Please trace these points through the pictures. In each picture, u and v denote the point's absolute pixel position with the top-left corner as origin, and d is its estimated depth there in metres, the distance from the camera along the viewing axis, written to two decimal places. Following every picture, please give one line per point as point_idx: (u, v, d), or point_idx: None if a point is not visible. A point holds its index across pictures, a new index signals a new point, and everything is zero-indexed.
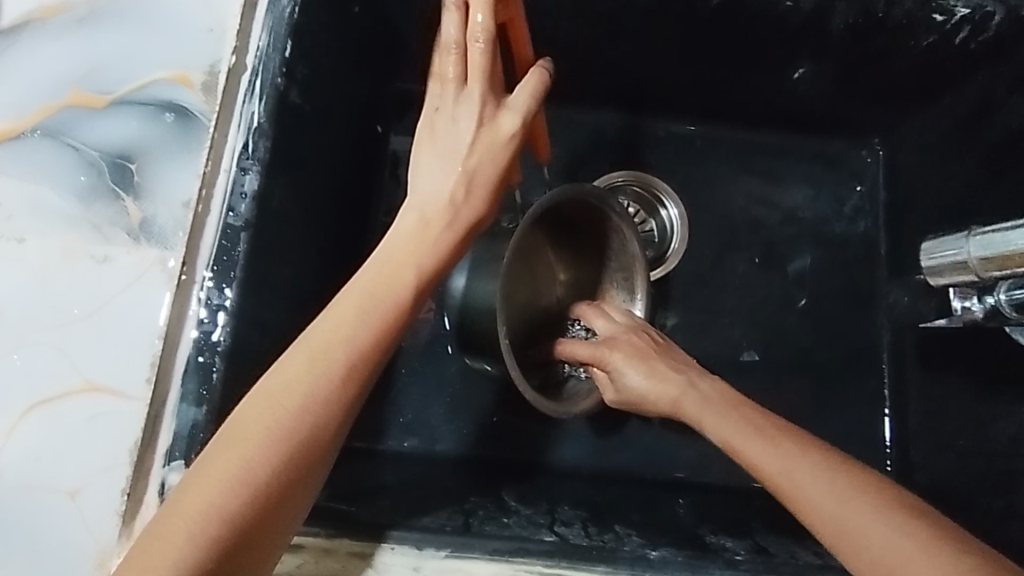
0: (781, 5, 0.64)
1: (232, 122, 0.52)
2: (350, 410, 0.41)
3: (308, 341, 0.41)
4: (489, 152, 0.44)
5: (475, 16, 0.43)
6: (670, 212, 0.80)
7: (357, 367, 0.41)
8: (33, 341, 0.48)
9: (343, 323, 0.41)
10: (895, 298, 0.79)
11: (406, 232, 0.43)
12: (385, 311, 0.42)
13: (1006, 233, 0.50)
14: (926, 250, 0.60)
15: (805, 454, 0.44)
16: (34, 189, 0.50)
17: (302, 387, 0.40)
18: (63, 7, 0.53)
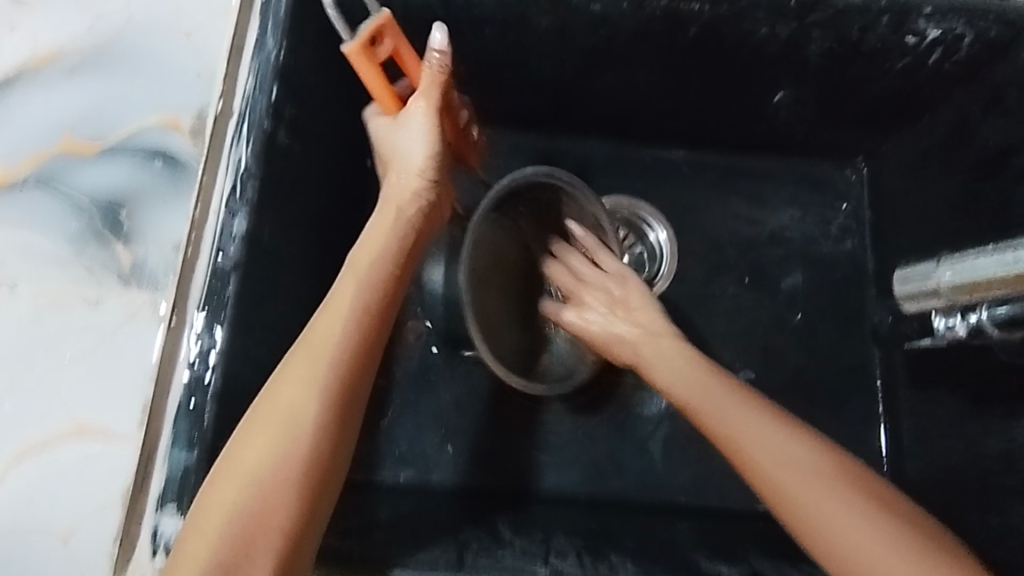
0: (757, 33, 0.66)
1: (221, 165, 0.53)
2: (345, 418, 0.45)
3: (285, 371, 0.45)
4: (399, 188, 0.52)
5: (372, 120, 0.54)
6: (659, 237, 0.81)
7: (328, 394, 0.44)
8: (23, 389, 0.48)
9: (315, 348, 0.44)
10: (879, 320, 0.80)
11: (353, 279, 0.48)
12: (342, 348, 0.45)
13: (975, 259, 0.56)
14: (900, 281, 0.69)
15: (793, 440, 0.48)
16: (27, 236, 0.51)
17: (288, 414, 0.43)
18: (54, 57, 0.55)
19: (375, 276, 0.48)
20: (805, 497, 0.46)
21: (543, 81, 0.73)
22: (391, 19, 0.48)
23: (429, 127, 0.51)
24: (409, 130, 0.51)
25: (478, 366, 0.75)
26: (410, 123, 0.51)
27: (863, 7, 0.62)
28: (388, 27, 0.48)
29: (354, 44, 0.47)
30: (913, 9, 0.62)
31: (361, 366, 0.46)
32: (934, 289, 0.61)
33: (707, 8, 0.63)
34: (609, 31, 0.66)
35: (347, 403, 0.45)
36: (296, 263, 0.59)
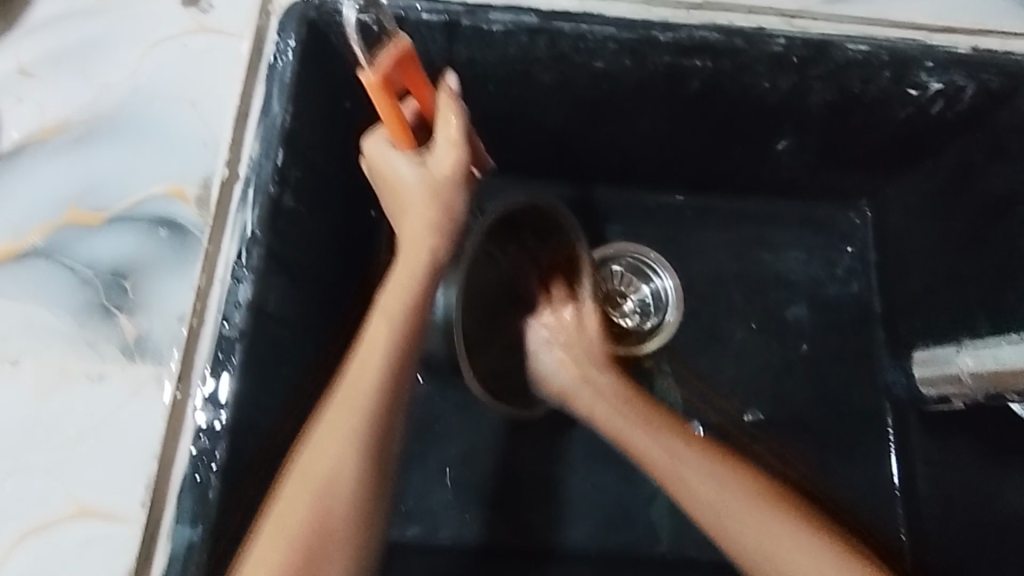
0: (759, 87, 0.64)
1: (227, 232, 0.53)
2: (380, 462, 0.49)
3: (322, 425, 0.49)
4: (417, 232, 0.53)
5: (376, 151, 0.54)
6: (664, 282, 0.80)
7: (362, 439, 0.48)
8: (24, 468, 0.47)
9: (352, 395, 0.49)
10: (896, 378, 0.78)
11: (379, 331, 0.51)
12: (369, 398, 0.49)
13: (988, 353, 0.64)
14: (920, 361, 0.74)
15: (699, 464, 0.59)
16: (31, 309, 0.51)
17: (328, 464, 0.47)
18: (61, 127, 0.56)
19: (404, 323, 0.52)
20: (730, 516, 0.56)
21: (550, 133, 0.72)
22: (408, 47, 0.48)
23: (457, 160, 0.52)
24: (435, 165, 0.51)
25: (486, 417, 0.73)
26: (436, 158, 0.52)
27: (864, 62, 0.61)
28: (406, 53, 0.49)
29: (374, 74, 0.47)
30: (914, 62, 0.61)
31: (391, 409, 0.50)
32: (956, 376, 0.67)
33: (710, 63, 0.62)
34: (612, 85, 0.65)
35: (379, 448, 0.49)
36: (300, 324, 0.58)
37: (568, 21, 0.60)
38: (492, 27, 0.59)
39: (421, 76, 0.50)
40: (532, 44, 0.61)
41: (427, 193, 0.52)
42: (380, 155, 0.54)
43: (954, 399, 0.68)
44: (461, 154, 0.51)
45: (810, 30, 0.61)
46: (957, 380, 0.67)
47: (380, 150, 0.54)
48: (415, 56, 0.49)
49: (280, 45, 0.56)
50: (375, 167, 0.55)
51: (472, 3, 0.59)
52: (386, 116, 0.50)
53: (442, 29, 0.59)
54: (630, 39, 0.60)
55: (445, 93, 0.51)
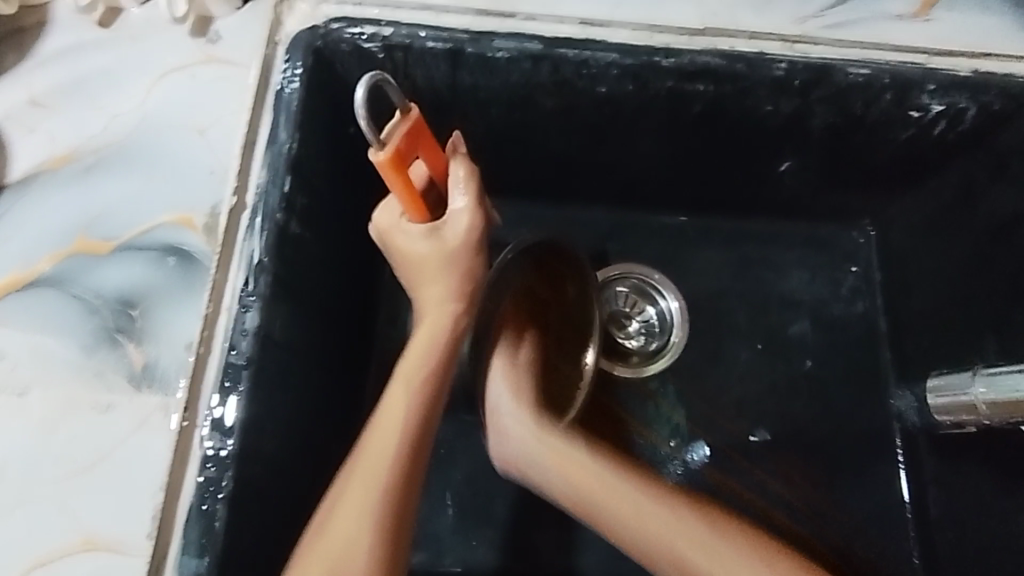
0: (761, 109, 0.65)
1: (233, 260, 0.53)
2: (399, 532, 0.48)
3: (344, 490, 0.48)
4: (438, 312, 0.55)
5: (383, 225, 0.55)
6: (670, 304, 0.79)
7: (385, 503, 0.47)
8: (31, 499, 0.47)
9: (369, 461, 0.48)
10: (904, 405, 0.76)
11: (398, 394, 0.52)
12: (386, 461, 0.49)
13: (999, 377, 0.61)
14: (932, 387, 0.72)
15: (659, 506, 0.53)
16: (39, 340, 0.51)
17: (347, 536, 0.46)
18: (70, 158, 0.56)
19: (426, 383, 0.52)
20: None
21: (553, 157, 0.72)
22: (416, 118, 0.50)
23: (471, 226, 0.54)
24: (452, 237, 0.54)
25: None
26: (451, 227, 0.54)
27: (865, 85, 0.62)
28: (417, 125, 0.50)
29: (386, 153, 0.48)
30: (917, 84, 0.62)
31: (411, 470, 0.49)
32: (970, 404, 0.64)
33: (712, 87, 0.62)
34: (615, 109, 0.65)
35: (398, 517, 0.48)
36: (306, 351, 0.58)
37: (572, 47, 0.60)
38: (496, 53, 0.60)
39: (433, 144, 0.52)
40: (536, 70, 0.61)
41: (444, 263, 0.54)
42: (391, 231, 0.55)
43: (967, 423, 0.66)
44: (476, 218, 0.54)
45: (811, 54, 0.62)
46: (972, 408, 0.64)
47: (388, 224, 0.55)
48: (425, 125, 0.50)
49: (287, 73, 0.57)
50: (384, 236, 0.55)
51: (475, 30, 0.60)
52: (400, 191, 0.51)
53: (446, 56, 0.60)
54: (633, 64, 0.61)
55: (460, 160, 0.53)
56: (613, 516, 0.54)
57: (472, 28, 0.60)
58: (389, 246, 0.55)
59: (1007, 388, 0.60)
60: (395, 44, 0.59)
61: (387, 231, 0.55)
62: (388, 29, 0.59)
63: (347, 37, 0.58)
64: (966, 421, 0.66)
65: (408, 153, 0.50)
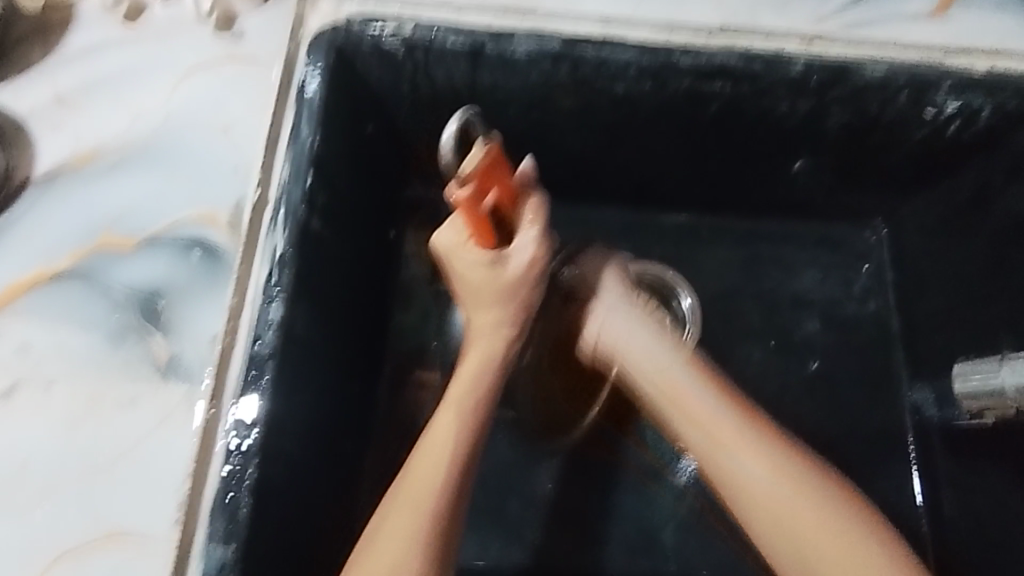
0: (777, 109, 0.65)
1: (258, 253, 0.54)
2: (444, 550, 0.48)
3: (388, 518, 0.49)
4: (490, 339, 0.56)
5: (446, 241, 0.57)
6: (685, 302, 0.77)
7: (432, 535, 0.48)
8: (59, 489, 0.48)
9: (416, 492, 0.49)
10: (921, 401, 0.75)
11: (443, 427, 0.53)
12: (434, 490, 0.49)
13: None
14: (959, 372, 0.69)
15: (795, 485, 0.52)
16: (66, 332, 0.52)
17: (393, 558, 0.47)
18: (96, 154, 0.57)
19: (472, 412, 0.53)
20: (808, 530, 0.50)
21: (569, 157, 0.72)
22: (499, 151, 0.52)
23: (534, 260, 0.55)
24: (514, 269, 0.55)
25: (506, 437, 0.73)
26: (514, 258, 0.55)
27: (882, 85, 0.63)
28: (495, 159, 0.52)
29: (465, 191, 0.52)
30: (932, 84, 0.62)
31: (456, 502, 0.50)
32: (998, 391, 0.63)
33: (729, 87, 0.63)
34: (632, 109, 0.66)
35: (444, 533, 0.48)
36: (326, 345, 0.58)
37: (591, 46, 0.61)
38: (515, 52, 0.61)
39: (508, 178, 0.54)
40: (554, 70, 0.62)
41: (503, 291, 0.55)
42: (452, 248, 0.57)
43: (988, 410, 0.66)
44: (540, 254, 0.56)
45: (829, 53, 0.63)
46: (1001, 395, 0.63)
47: (450, 242, 0.57)
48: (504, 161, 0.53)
49: (308, 71, 0.58)
50: (445, 254, 0.58)
51: (496, 30, 0.61)
52: (469, 218, 0.54)
53: (466, 55, 0.61)
54: (650, 63, 0.61)
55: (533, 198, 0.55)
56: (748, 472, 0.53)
57: (493, 27, 0.61)
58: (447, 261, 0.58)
59: None
60: (416, 42, 0.60)
61: (449, 251, 0.57)
62: (409, 27, 0.59)
63: (369, 35, 0.59)
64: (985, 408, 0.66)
65: (484, 187, 0.53)
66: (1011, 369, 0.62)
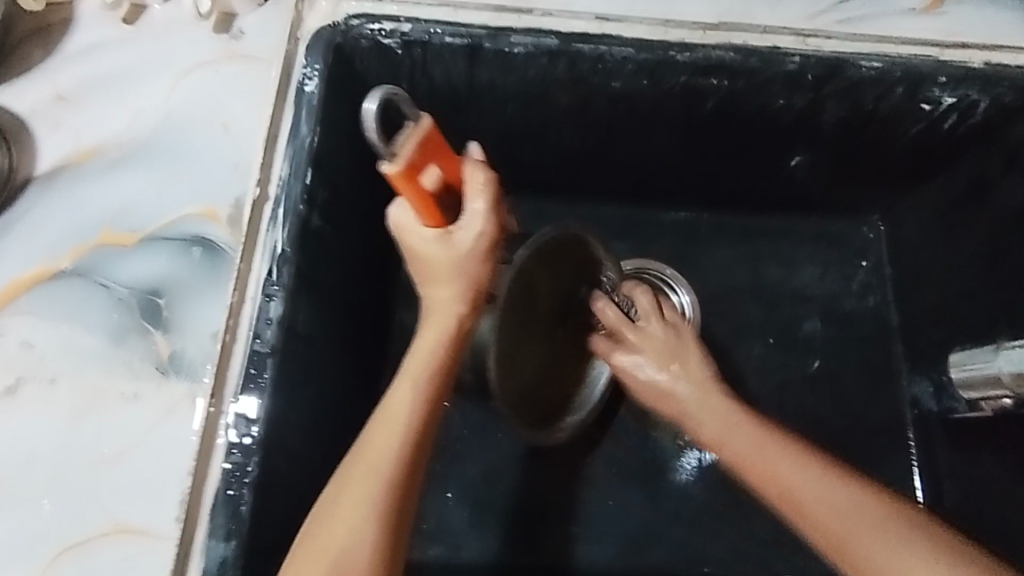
0: (774, 104, 0.65)
1: (257, 251, 0.54)
2: (399, 528, 0.47)
3: (343, 493, 0.47)
4: (444, 316, 0.52)
5: (397, 217, 0.53)
6: (681, 299, 0.76)
7: (388, 512, 0.46)
8: (61, 485, 0.48)
9: (370, 467, 0.47)
10: (921, 392, 0.76)
11: (399, 395, 0.50)
12: (390, 467, 0.47)
13: None
14: (955, 362, 0.70)
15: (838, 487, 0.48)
16: (69, 329, 0.52)
17: (348, 533, 0.45)
18: (96, 152, 0.57)
19: (430, 380, 0.50)
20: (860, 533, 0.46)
21: (567, 154, 0.73)
22: (428, 127, 0.49)
23: (484, 233, 0.51)
24: (465, 243, 0.51)
25: (507, 435, 0.73)
26: (466, 232, 0.51)
27: (878, 78, 0.63)
28: (428, 135, 0.49)
29: (396, 165, 0.47)
30: (927, 77, 0.62)
31: (410, 481, 0.48)
32: (995, 377, 0.63)
33: (726, 82, 0.63)
34: (630, 105, 0.66)
35: (397, 518, 0.47)
36: (327, 344, 0.58)
37: (587, 42, 0.61)
38: (513, 49, 0.61)
39: (446, 151, 0.50)
40: (552, 66, 0.62)
41: (456, 266, 0.51)
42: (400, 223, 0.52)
43: (983, 402, 0.66)
44: (488, 226, 0.51)
45: (824, 48, 0.63)
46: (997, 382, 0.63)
47: (397, 217, 0.52)
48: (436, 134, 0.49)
49: (307, 70, 0.58)
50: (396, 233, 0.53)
51: (493, 26, 0.61)
52: (412, 200, 0.50)
53: (464, 52, 0.61)
54: (648, 58, 0.62)
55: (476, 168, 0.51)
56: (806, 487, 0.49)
57: (490, 24, 0.61)
58: (400, 241, 0.53)
59: None
60: (414, 40, 0.60)
61: (401, 233, 0.53)
62: (407, 24, 0.60)
63: (367, 33, 0.59)
64: (977, 399, 0.67)
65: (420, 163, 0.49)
66: (1005, 356, 0.62)
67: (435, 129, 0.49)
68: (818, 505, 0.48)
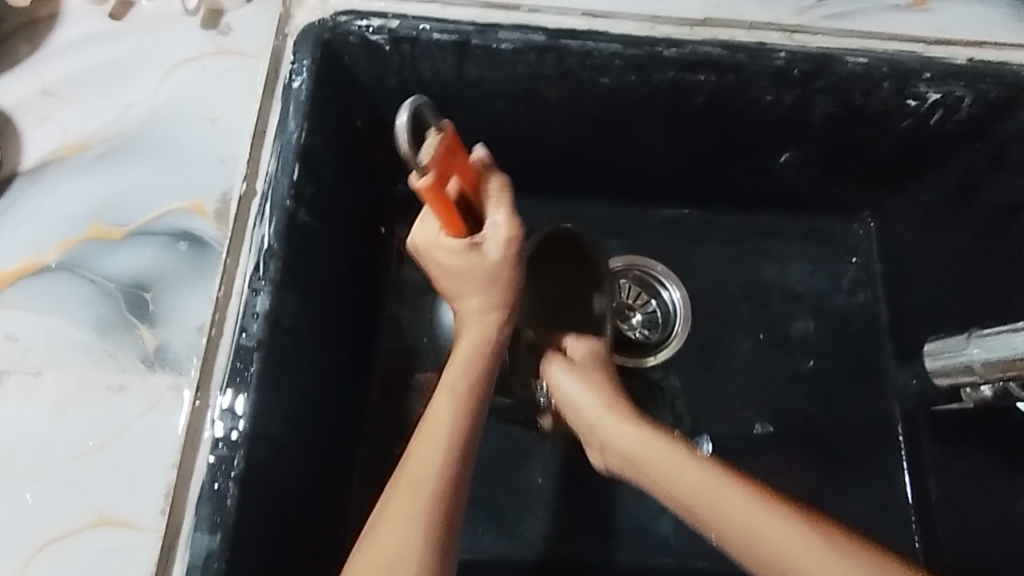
0: (761, 100, 0.66)
1: (244, 245, 0.54)
2: (451, 528, 0.47)
3: (391, 499, 0.48)
4: (478, 323, 0.55)
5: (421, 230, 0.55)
6: (672, 294, 0.80)
7: (436, 511, 0.47)
8: (45, 478, 0.48)
9: (418, 470, 0.48)
10: (909, 387, 0.76)
11: (441, 406, 0.52)
12: (436, 468, 0.48)
13: (1000, 338, 0.57)
14: (931, 352, 0.68)
15: (719, 481, 0.52)
16: (55, 322, 0.52)
17: (396, 542, 0.45)
18: (83, 146, 0.58)
19: (471, 389, 0.53)
20: (728, 527, 0.50)
21: (557, 150, 0.73)
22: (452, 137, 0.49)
23: (509, 237, 0.53)
24: (489, 250, 0.53)
25: (497, 432, 0.73)
26: (489, 239, 0.53)
27: (865, 74, 0.63)
28: (452, 144, 0.49)
29: (426, 180, 0.48)
30: (914, 73, 0.62)
31: (457, 481, 0.49)
32: (968, 366, 0.61)
33: (714, 77, 0.63)
34: (619, 101, 0.66)
35: (447, 518, 0.47)
36: (315, 338, 0.59)
37: (575, 38, 0.61)
38: (501, 45, 0.61)
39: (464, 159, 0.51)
40: (540, 62, 0.62)
41: (484, 275, 0.54)
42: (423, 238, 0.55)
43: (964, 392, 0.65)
44: (511, 230, 0.53)
45: (811, 44, 0.63)
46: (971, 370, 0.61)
47: (421, 235, 0.55)
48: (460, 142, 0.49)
49: (295, 66, 0.58)
50: (419, 253, 0.56)
51: (481, 22, 0.61)
52: (438, 210, 0.51)
53: (452, 48, 0.61)
54: (636, 54, 0.62)
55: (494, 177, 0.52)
56: (670, 481, 0.53)
57: (477, 20, 0.61)
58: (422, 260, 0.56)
59: (1001, 348, 0.57)
60: (401, 36, 0.60)
61: (423, 245, 0.55)
62: (395, 21, 0.60)
63: (355, 29, 0.59)
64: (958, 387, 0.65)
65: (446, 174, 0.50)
66: (976, 343, 0.60)
67: (456, 136, 0.50)
68: (690, 499, 0.52)
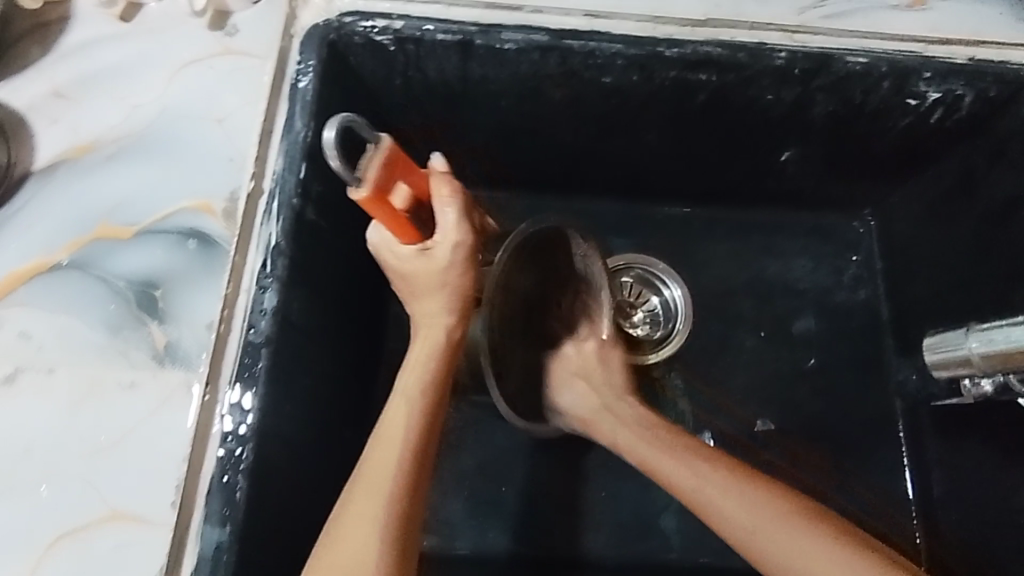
0: (763, 99, 0.66)
1: (252, 242, 0.55)
2: (408, 531, 0.48)
3: (348, 505, 0.48)
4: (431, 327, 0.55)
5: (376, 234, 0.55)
6: (674, 292, 0.78)
7: (392, 518, 0.47)
8: (59, 473, 0.49)
9: (373, 478, 0.48)
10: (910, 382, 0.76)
11: (396, 412, 0.52)
12: (393, 472, 0.49)
13: (999, 331, 0.57)
14: (928, 346, 0.68)
15: (723, 475, 0.55)
16: (66, 319, 0.53)
17: (356, 549, 0.46)
18: (92, 146, 0.58)
19: (427, 395, 0.53)
20: (738, 523, 0.53)
21: (560, 149, 0.74)
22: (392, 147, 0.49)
23: (458, 243, 0.53)
24: (440, 254, 0.53)
25: (502, 428, 0.74)
26: (440, 244, 0.53)
27: (865, 73, 0.64)
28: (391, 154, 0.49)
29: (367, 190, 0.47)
30: (914, 72, 0.63)
31: (416, 486, 0.49)
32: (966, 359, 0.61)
33: (715, 76, 0.64)
34: (622, 100, 0.67)
35: (406, 523, 0.48)
36: (324, 334, 0.60)
37: (577, 38, 0.62)
38: (505, 45, 0.62)
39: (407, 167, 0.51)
40: (544, 62, 0.63)
41: (435, 279, 0.54)
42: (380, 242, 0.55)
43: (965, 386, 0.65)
44: (462, 235, 0.53)
45: (811, 44, 0.64)
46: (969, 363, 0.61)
47: (376, 238, 0.55)
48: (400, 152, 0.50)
49: (301, 66, 0.59)
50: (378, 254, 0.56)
51: (485, 23, 0.62)
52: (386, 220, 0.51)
53: (456, 48, 0.62)
54: (638, 54, 0.63)
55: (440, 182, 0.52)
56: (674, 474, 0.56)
57: (481, 21, 0.62)
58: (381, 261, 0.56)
59: (999, 339, 0.57)
60: (406, 37, 0.61)
61: (382, 250, 0.55)
62: (399, 21, 0.60)
63: (360, 30, 0.60)
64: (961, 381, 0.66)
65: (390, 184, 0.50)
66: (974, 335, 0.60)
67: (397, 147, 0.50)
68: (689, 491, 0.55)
